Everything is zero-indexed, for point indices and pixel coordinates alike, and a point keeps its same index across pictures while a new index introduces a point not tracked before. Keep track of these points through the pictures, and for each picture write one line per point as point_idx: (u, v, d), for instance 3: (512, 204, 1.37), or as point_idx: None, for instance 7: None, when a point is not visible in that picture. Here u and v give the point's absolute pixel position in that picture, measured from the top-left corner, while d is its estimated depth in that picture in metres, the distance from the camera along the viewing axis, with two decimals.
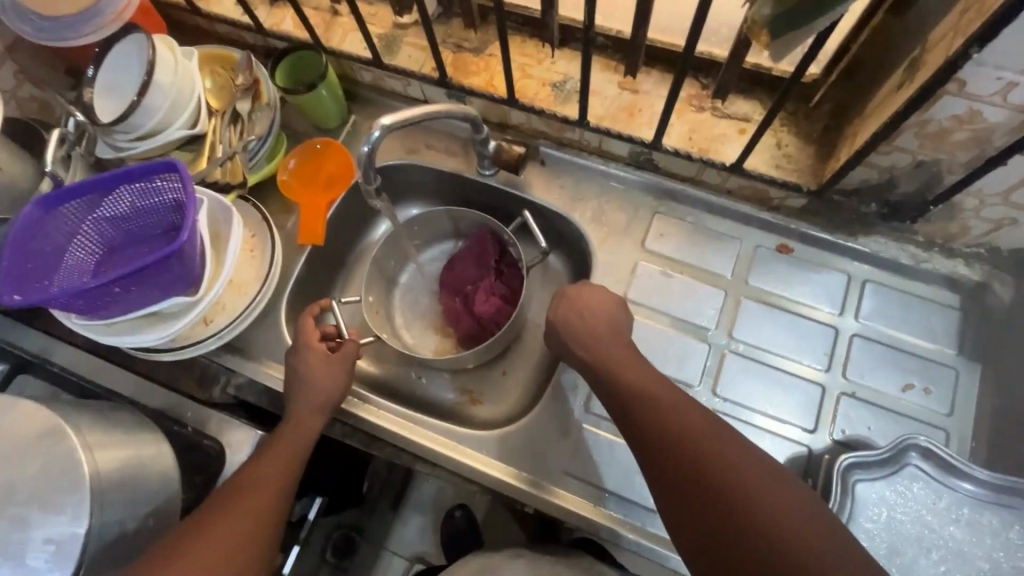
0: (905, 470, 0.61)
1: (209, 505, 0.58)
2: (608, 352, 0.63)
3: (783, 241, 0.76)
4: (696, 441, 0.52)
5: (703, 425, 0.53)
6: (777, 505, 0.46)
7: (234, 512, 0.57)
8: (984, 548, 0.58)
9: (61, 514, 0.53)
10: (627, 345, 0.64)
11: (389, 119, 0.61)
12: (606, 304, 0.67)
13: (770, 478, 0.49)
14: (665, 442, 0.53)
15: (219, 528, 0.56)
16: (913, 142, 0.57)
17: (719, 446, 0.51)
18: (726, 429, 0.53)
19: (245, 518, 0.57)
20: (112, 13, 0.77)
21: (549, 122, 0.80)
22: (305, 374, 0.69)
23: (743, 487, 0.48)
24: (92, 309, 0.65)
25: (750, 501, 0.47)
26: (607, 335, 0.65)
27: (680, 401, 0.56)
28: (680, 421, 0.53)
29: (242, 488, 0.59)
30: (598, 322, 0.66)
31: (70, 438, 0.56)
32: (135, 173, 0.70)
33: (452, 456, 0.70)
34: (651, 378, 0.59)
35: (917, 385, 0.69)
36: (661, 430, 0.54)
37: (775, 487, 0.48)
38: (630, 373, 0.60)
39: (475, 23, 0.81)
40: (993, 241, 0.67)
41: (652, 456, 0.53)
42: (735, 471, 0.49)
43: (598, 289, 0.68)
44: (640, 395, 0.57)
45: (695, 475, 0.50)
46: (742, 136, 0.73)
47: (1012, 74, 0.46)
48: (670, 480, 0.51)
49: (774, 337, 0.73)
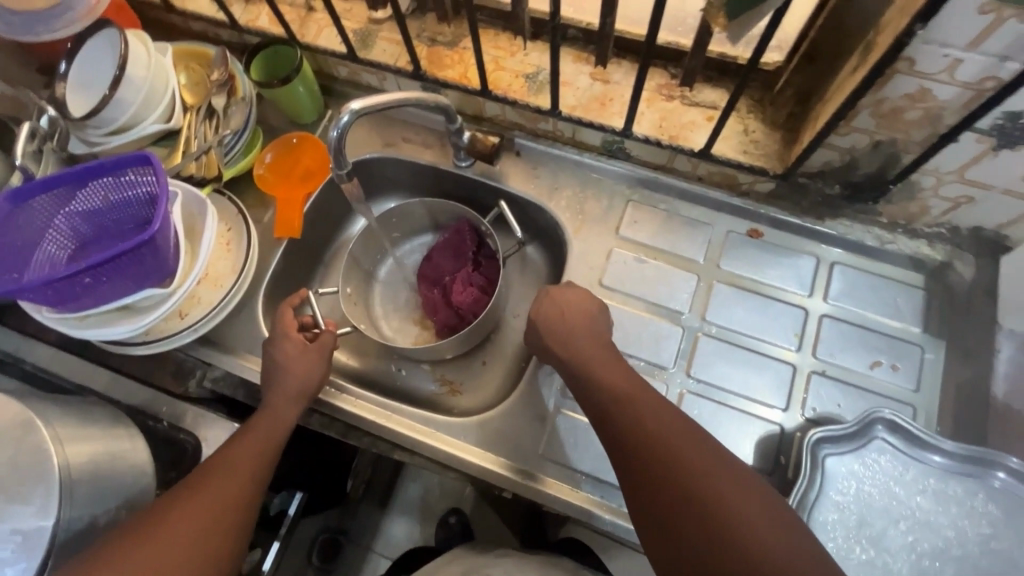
0: (873, 443, 0.62)
1: (179, 488, 0.58)
2: (589, 358, 0.64)
3: (754, 226, 0.78)
4: (671, 449, 0.52)
5: (679, 434, 0.53)
6: (748, 515, 0.47)
7: (203, 496, 0.56)
8: (950, 517, 0.59)
9: (28, 505, 0.53)
10: (607, 348, 0.65)
11: (358, 104, 0.61)
12: (582, 304, 0.69)
13: (743, 487, 0.49)
14: (640, 451, 0.53)
15: (187, 510, 0.55)
16: (870, 122, 0.59)
17: (693, 456, 0.51)
18: (702, 438, 0.54)
19: (216, 502, 0.56)
20: (84, 8, 0.77)
21: (523, 113, 0.81)
22: (283, 364, 0.68)
23: (714, 495, 0.48)
24: (62, 300, 0.64)
25: (720, 509, 0.47)
26: (585, 334, 0.66)
27: (657, 410, 0.56)
28: (657, 430, 0.54)
29: (214, 472, 0.59)
30: (578, 326, 0.67)
31: (40, 431, 0.55)
32: (109, 166, 0.70)
33: (428, 443, 0.70)
34: (629, 386, 0.60)
35: (885, 362, 0.70)
36: (636, 439, 0.54)
37: (746, 495, 0.48)
38: (609, 379, 0.61)
39: (449, 16, 0.83)
40: (953, 220, 0.68)
41: (627, 464, 0.54)
42: (708, 479, 0.49)
43: (573, 290, 0.70)
44: (619, 402, 0.58)
45: (669, 485, 0.50)
46: (710, 123, 0.75)
47: (956, 50, 0.48)
48: (643, 488, 0.52)
49: (746, 319, 0.74)
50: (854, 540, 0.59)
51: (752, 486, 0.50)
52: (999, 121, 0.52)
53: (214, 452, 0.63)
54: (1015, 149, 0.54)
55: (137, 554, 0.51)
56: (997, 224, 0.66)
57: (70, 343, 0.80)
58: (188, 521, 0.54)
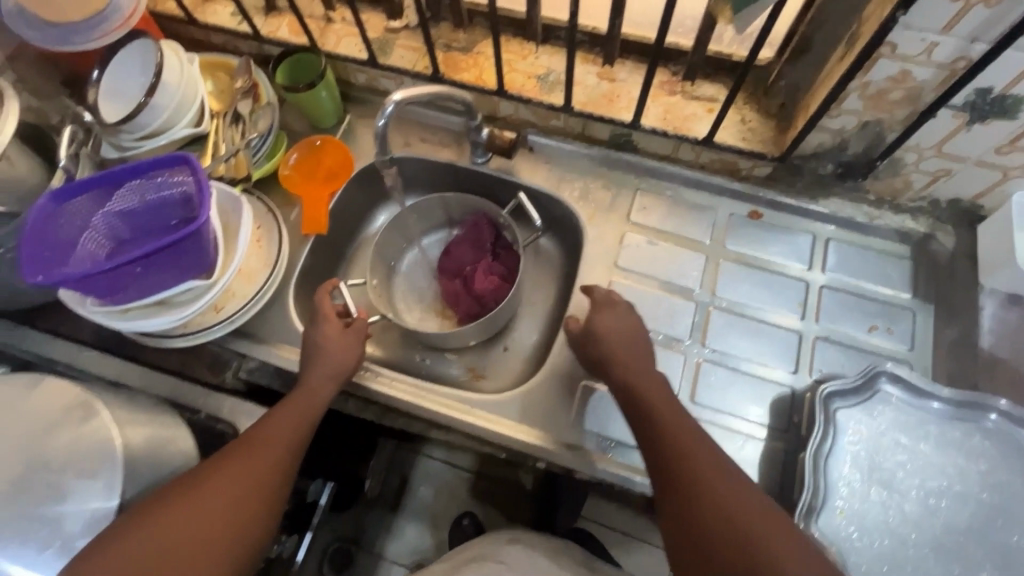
0: (879, 396, 0.68)
1: (221, 452, 0.62)
2: (634, 375, 0.66)
3: (754, 208, 0.84)
4: (707, 480, 0.56)
5: (716, 466, 0.57)
6: (777, 550, 0.50)
7: (242, 463, 0.61)
8: (951, 459, 0.64)
9: (96, 482, 0.55)
10: (651, 369, 0.67)
11: (401, 95, 0.68)
12: (622, 323, 0.71)
13: (774, 522, 0.53)
14: (678, 478, 0.57)
15: (226, 477, 0.59)
16: (859, 104, 0.66)
17: (728, 489, 0.55)
18: (737, 474, 0.57)
19: (253, 470, 0.61)
20: (119, 19, 0.80)
21: (536, 111, 0.87)
22: (324, 347, 0.72)
23: (746, 529, 0.52)
24: (112, 291, 0.67)
25: (751, 542, 0.51)
26: (632, 349, 0.69)
27: (697, 440, 0.60)
28: (696, 461, 0.58)
29: (254, 441, 0.63)
30: (623, 344, 0.69)
31: (102, 415, 0.57)
32: (146, 167, 0.73)
33: (464, 419, 0.74)
34: (671, 411, 0.63)
35: (882, 326, 0.76)
36: (675, 467, 0.58)
37: (777, 528, 0.52)
38: (652, 401, 0.64)
39: (464, 24, 0.89)
40: (933, 194, 0.76)
41: (664, 485, 0.58)
42: (740, 512, 0.53)
43: (615, 311, 0.72)
44: (662, 427, 0.61)
45: (704, 513, 0.54)
46: (711, 114, 0.81)
47: (932, 34, 0.56)
48: (678, 511, 0.56)
49: (752, 294, 0.80)
50: (866, 484, 0.64)
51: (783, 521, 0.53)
52: (970, 97, 0.60)
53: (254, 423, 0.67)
54: (985, 122, 0.62)
55: (170, 522, 0.54)
56: (972, 195, 0.73)
57: (103, 341, 0.81)
58: (227, 485, 0.58)
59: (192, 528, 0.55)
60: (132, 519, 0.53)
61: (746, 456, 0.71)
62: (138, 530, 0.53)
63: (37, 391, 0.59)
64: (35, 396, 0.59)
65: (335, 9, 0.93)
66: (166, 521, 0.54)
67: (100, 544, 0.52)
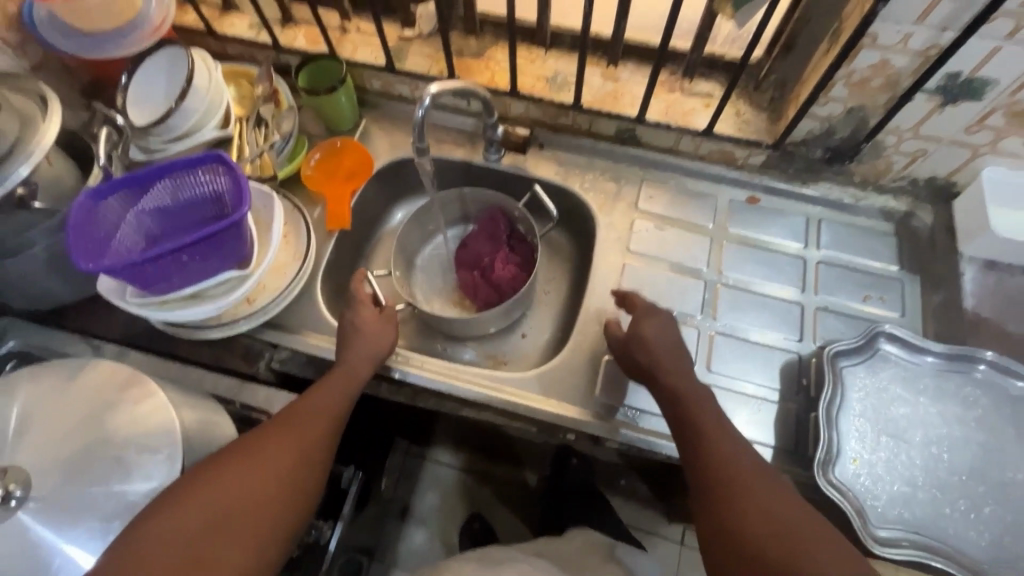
0: (879, 354, 0.74)
1: (258, 432, 0.63)
2: (676, 379, 0.69)
3: (751, 194, 0.91)
4: (741, 482, 0.59)
5: (752, 468, 0.60)
6: (806, 546, 0.52)
7: (286, 433, 0.63)
8: (947, 408, 0.70)
9: (158, 455, 0.57)
10: (693, 379, 0.69)
11: (437, 88, 0.73)
12: (666, 334, 0.73)
13: (806, 523, 0.55)
14: (713, 477, 0.60)
15: (271, 445, 0.62)
16: (844, 92, 0.74)
17: (762, 491, 0.58)
18: (773, 480, 0.60)
19: (295, 442, 0.63)
20: (149, 28, 0.84)
21: (546, 110, 0.93)
22: (360, 328, 0.75)
23: (776, 527, 0.55)
24: (154, 281, 0.69)
25: (782, 538, 0.54)
26: (675, 354, 0.72)
27: (736, 445, 0.63)
28: (734, 463, 0.61)
29: (297, 415, 0.66)
30: (667, 353, 0.71)
31: (159, 394, 0.59)
32: (181, 166, 0.75)
33: (495, 396, 0.78)
34: (710, 416, 0.65)
35: (874, 295, 0.83)
36: (711, 468, 0.61)
37: (807, 527, 0.54)
38: (694, 406, 0.66)
39: (475, 32, 0.95)
40: (913, 173, 0.83)
41: (698, 481, 0.62)
42: (770, 512, 0.56)
43: (659, 323, 0.75)
44: (703, 430, 0.64)
45: (737, 510, 0.57)
46: (708, 108, 0.88)
47: (907, 26, 0.64)
48: (711, 506, 0.59)
49: (755, 271, 0.86)
50: (875, 435, 0.69)
51: (816, 523, 0.55)
52: (942, 81, 0.68)
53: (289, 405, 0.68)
54: (956, 104, 0.70)
55: (208, 496, 0.55)
56: (947, 172, 0.81)
57: (132, 339, 0.82)
58: (272, 452, 0.61)
59: (239, 492, 0.57)
60: (186, 475, 0.56)
61: (760, 417, 0.76)
62: (187, 491, 0.54)
63: (86, 375, 0.61)
64: (86, 379, 0.61)
65: (350, 20, 0.98)
66: (210, 489, 0.55)
67: (159, 496, 0.54)
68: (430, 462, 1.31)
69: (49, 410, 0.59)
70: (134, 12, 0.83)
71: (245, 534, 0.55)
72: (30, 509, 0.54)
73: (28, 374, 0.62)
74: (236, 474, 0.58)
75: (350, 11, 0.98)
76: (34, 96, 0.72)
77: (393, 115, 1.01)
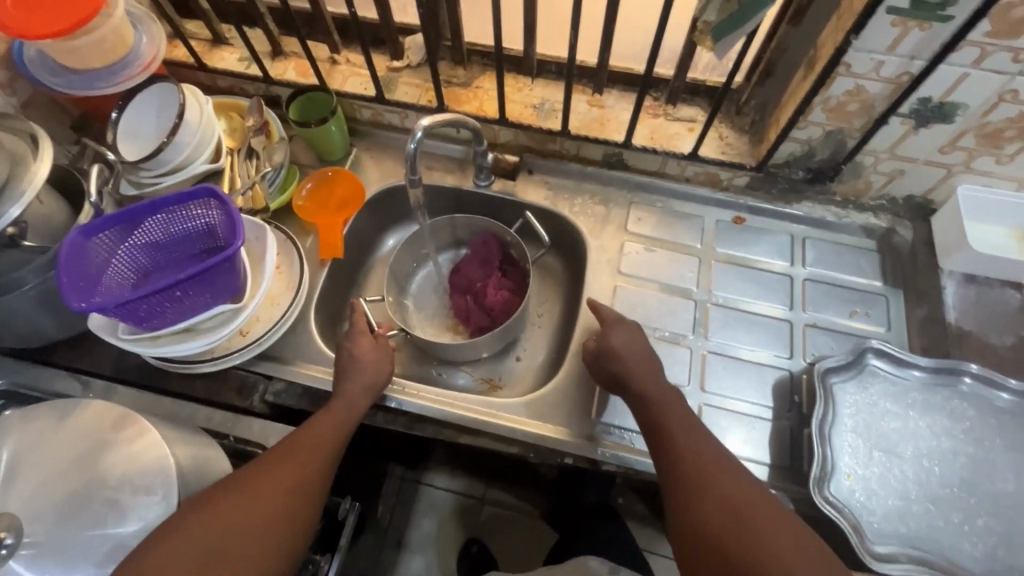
0: (868, 370, 0.75)
1: (257, 462, 0.62)
2: (651, 387, 0.71)
3: (737, 214, 0.93)
4: (726, 490, 0.61)
5: (724, 469, 0.63)
6: (779, 548, 0.55)
7: (287, 463, 0.63)
8: (936, 420, 0.72)
9: (152, 495, 0.56)
10: (664, 384, 0.72)
11: (428, 121, 0.74)
12: (633, 341, 0.75)
13: (786, 529, 0.57)
14: (688, 478, 0.62)
15: (272, 475, 0.61)
16: (823, 116, 0.77)
17: (742, 496, 0.60)
18: (760, 492, 0.61)
19: (295, 471, 0.62)
20: (139, 65, 0.84)
21: (534, 136, 0.95)
22: (358, 358, 0.75)
23: (752, 532, 0.57)
24: (148, 317, 0.69)
25: (756, 541, 0.56)
26: (646, 361, 0.73)
27: (712, 449, 0.65)
28: (711, 468, 0.63)
29: (298, 444, 0.65)
30: (639, 362, 0.73)
31: (151, 432, 0.58)
32: (175, 201, 0.74)
33: (493, 422, 0.78)
34: (679, 420, 0.67)
35: (861, 311, 0.85)
36: (685, 470, 0.63)
37: (787, 532, 0.57)
38: (671, 413, 0.68)
39: (463, 62, 0.97)
40: (891, 192, 0.86)
41: (673, 485, 0.63)
42: (752, 517, 0.58)
43: (625, 331, 0.76)
44: (677, 437, 0.66)
45: (714, 515, 0.59)
46: (692, 132, 0.90)
47: (879, 55, 0.67)
48: (685, 507, 0.61)
49: (743, 289, 0.87)
50: (868, 450, 0.71)
51: (791, 525, 0.58)
52: (915, 105, 0.71)
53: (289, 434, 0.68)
54: (929, 126, 0.73)
55: (208, 528, 0.54)
56: (924, 190, 0.84)
57: (123, 374, 0.81)
58: (275, 483, 0.60)
59: (240, 521, 0.57)
60: (182, 509, 0.56)
61: (755, 435, 0.77)
62: (184, 526, 0.54)
63: (75, 415, 0.60)
64: (77, 419, 0.60)
65: (340, 52, 1.00)
66: (210, 523, 0.55)
67: (157, 530, 0.54)
68: (427, 487, 1.30)
69: (38, 455, 0.58)
70: (126, 48, 0.83)
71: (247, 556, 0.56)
72: (22, 556, 0.53)
73: (15, 417, 0.61)
74: (236, 506, 0.57)
75: (340, 44, 1.00)
76: (24, 134, 0.72)
77: (383, 143, 1.02)
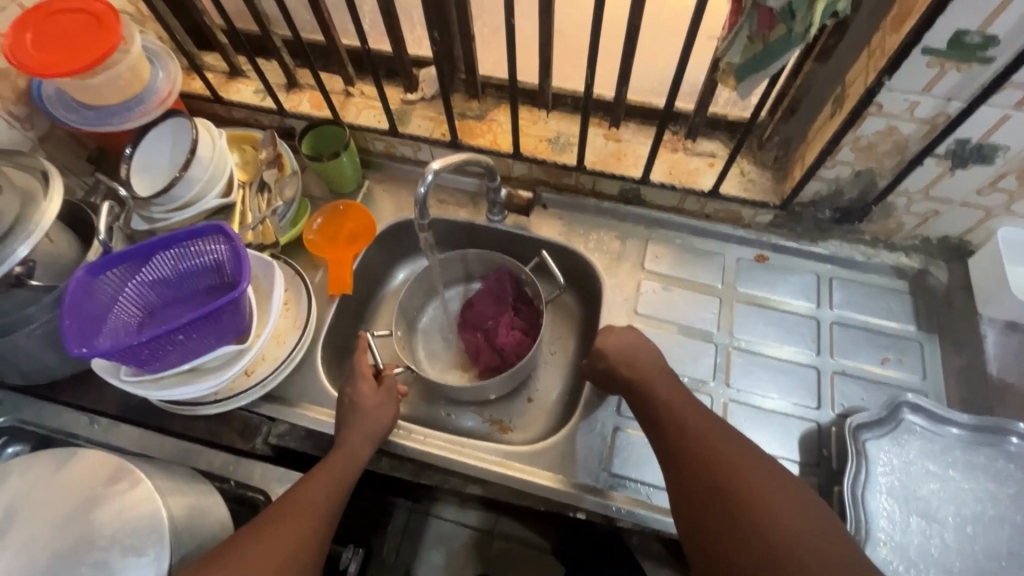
0: (903, 426, 0.70)
1: (257, 520, 0.59)
2: (655, 393, 0.68)
3: (759, 252, 0.89)
4: (755, 495, 0.55)
5: (736, 457, 0.58)
6: (816, 551, 0.50)
7: (290, 526, 0.59)
8: (980, 484, 0.67)
9: (143, 555, 0.54)
10: (663, 377, 0.69)
11: (439, 164, 0.72)
12: (628, 341, 0.73)
13: (822, 529, 0.52)
14: (693, 472, 0.58)
15: (274, 534, 0.58)
16: (851, 156, 0.73)
17: (769, 496, 0.54)
18: (797, 492, 0.55)
19: (300, 530, 0.59)
20: (154, 101, 0.84)
21: (548, 170, 0.93)
22: (359, 405, 0.73)
23: (780, 534, 0.52)
24: (150, 359, 0.67)
25: (789, 546, 0.51)
26: (648, 360, 0.72)
27: (734, 447, 0.59)
28: (731, 467, 0.57)
29: (293, 506, 0.61)
30: (634, 357, 0.72)
31: (145, 484, 0.57)
32: (182, 238, 0.73)
33: (505, 473, 0.76)
34: (683, 411, 0.64)
35: (893, 357, 0.80)
36: (699, 475, 0.58)
37: (824, 533, 0.52)
38: (680, 415, 0.64)
39: (477, 95, 0.96)
40: (924, 232, 0.82)
41: (680, 482, 0.59)
42: (784, 519, 0.53)
43: (618, 332, 0.75)
44: (689, 441, 0.61)
45: (732, 518, 0.54)
46: (713, 168, 0.87)
47: (913, 96, 0.63)
48: (692, 502, 0.57)
49: (767, 332, 0.83)
50: (905, 514, 0.66)
51: (825, 524, 0.53)
52: (952, 146, 0.67)
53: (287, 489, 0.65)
54: (966, 168, 0.69)
55: None
56: (960, 231, 0.79)
57: (126, 413, 0.80)
58: (276, 541, 0.57)
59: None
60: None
61: None
62: None
63: (71, 466, 0.60)
64: (74, 470, 0.59)
65: (354, 85, 0.99)
66: None
67: None
68: (434, 518, 1.18)
69: (34, 504, 0.57)
70: (142, 84, 0.83)
71: None
72: None
73: (15, 466, 0.60)
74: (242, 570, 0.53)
75: (354, 76, 0.99)
76: (36, 173, 0.72)
77: (395, 176, 1.01)
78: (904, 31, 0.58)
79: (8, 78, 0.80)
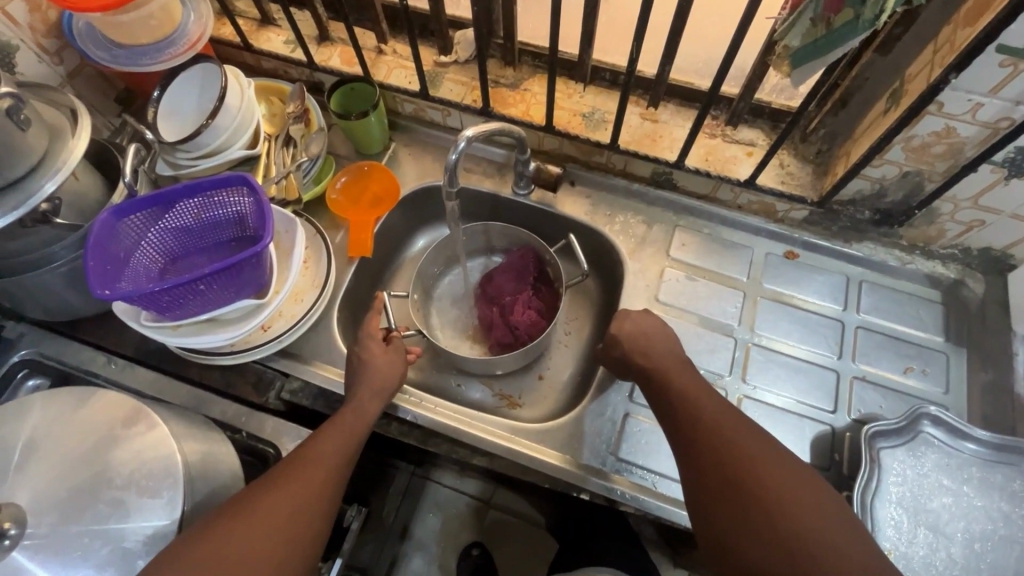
0: (921, 438, 0.69)
1: (271, 473, 0.60)
2: (670, 379, 0.67)
3: (790, 249, 0.87)
4: (770, 486, 0.54)
5: (750, 446, 0.57)
6: (830, 544, 0.50)
7: (298, 479, 0.59)
8: (993, 502, 0.66)
9: (157, 498, 0.55)
10: (678, 365, 0.68)
11: (472, 132, 0.70)
12: (647, 329, 0.72)
13: (836, 521, 0.52)
14: (707, 459, 0.58)
15: (285, 488, 0.58)
16: (901, 156, 0.70)
17: (786, 491, 0.53)
18: (812, 483, 0.55)
19: (310, 483, 0.60)
20: (185, 43, 0.81)
21: (581, 146, 0.90)
22: (373, 366, 0.74)
23: (794, 527, 0.51)
24: (172, 306, 0.68)
25: (802, 537, 0.50)
26: (662, 346, 0.71)
27: (750, 437, 0.58)
28: (745, 457, 0.56)
29: (307, 460, 0.61)
30: (649, 344, 0.71)
31: (161, 429, 0.58)
32: (207, 187, 0.72)
33: (514, 447, 0.76)
34: (697, 398, 0.63)
35: (916, 367, 0.78)
36: (714, 463, 0.57)
37: (841, 527, 0.51)
38: (694, 404, 0.63)
39: (512, 62, 0.92)
40: (966, 242, 0.79)
41: (692, 468, 0.59)
42: (800, 515, 0.52)
43: (637, 318, 0.73)
44: (704, 429, 0.60)
45: (745, 507, 0.54)
46: (751, 157, 0.84)
47: (978, 96, 0.60)
48: (706, 490, 0.57)
49: (790, 329, 0.82)
50: (914, 525, 0.65)
51: (844, 522, 0.52)
52: (1011, 155, 0.63)
53: (298, 445, 0.65)
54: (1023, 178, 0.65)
55: (226, 531, 0.53)
56: (1004, 244, 0.76)
57: (145, 356, 0.82)
58: (288, 494, 0.57)
59: (253, 537, 0.53)
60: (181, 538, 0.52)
61: None
62: (196, 543, 0.51)
63: (89, 405, 0.61)
64: (91, 409, 0.60)
65: (387, 42, 0.96)
66: (226, 535, 0.52)
67: (166, 551, 0.51)
68: (434, 483, 1.20)
69: (52, 439, 0.58)
70: (174, 24, 0.81)
71: (252, 529, 0.53)
72: (26, 546, 0.53)
73: (36, 399, 0.61)
74: (252, 522, 0.54)
75: (388, 33, 0.96)
76: (65, 110, 0.71)
77: (422, 141, 0.99)
78: (980, 25, 0.54)
79: (39, 9, 0.78)
